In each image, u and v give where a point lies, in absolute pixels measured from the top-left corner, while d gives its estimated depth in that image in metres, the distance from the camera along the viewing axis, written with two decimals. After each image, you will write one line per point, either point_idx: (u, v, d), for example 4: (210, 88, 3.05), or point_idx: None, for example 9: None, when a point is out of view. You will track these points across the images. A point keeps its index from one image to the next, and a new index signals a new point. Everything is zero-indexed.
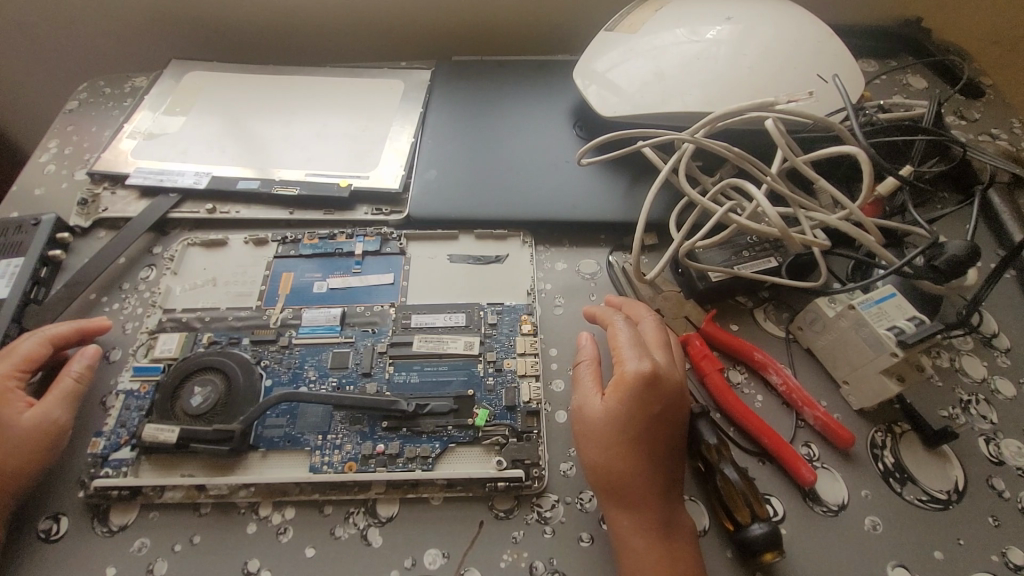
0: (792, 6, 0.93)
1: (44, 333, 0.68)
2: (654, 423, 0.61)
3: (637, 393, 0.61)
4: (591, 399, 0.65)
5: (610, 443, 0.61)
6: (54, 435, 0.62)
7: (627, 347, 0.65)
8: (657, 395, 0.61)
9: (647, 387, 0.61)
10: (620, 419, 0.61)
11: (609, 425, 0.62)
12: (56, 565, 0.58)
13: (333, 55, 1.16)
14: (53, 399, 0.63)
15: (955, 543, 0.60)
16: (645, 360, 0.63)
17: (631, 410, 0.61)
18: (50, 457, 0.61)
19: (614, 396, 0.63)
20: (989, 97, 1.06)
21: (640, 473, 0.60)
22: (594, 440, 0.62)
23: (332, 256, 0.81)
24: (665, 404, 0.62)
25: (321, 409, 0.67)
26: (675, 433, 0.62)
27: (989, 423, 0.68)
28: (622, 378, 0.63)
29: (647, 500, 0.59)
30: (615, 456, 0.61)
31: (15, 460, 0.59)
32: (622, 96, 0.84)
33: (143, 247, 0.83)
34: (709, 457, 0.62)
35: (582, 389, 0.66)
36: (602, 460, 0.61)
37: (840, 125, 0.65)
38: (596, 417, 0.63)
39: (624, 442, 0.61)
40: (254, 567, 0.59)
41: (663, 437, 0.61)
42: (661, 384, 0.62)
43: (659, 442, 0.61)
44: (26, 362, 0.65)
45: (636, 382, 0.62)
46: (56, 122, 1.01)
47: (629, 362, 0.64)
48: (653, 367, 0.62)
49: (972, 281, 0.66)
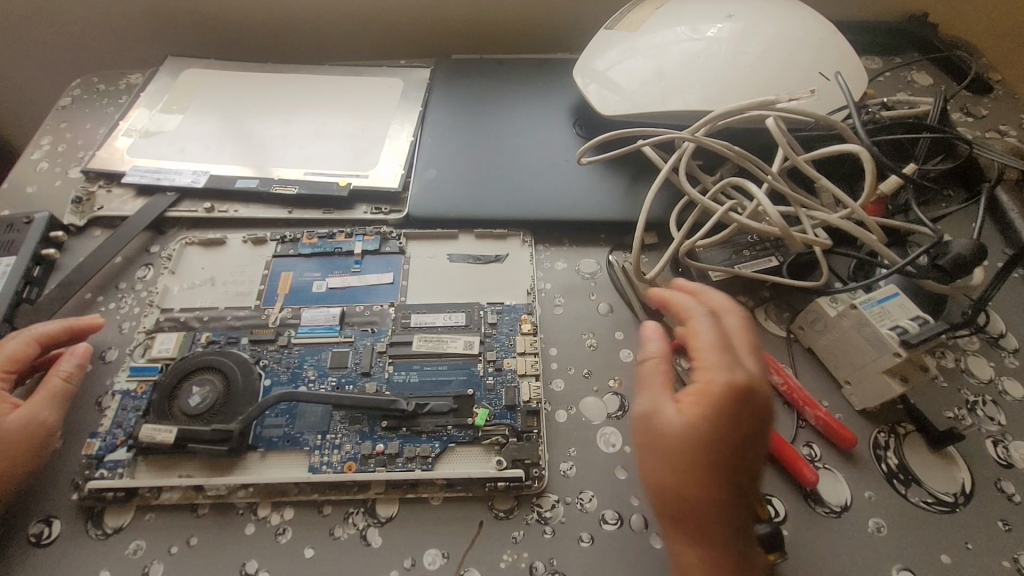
0: (795, 3, 0.92)
1: (32, 332, 0.68)
2: (741, 444, 0.52)
3: (724, 408, 0.52)
4: (662, 406, 0.56)
5: (685, 464, 0.52)
6: (43, 436, 0.62)
7: (714, 350, 0.56)
8: (748, 412, 0.52)
9: (738, 405, 0.52)
10: (699, 435, 0.52)
11: (683, 440, 0.53)
12: (45, 569, 0.59)
13: (332, 54, 1.16)
14: (41, 400, 0.64)
15: (962, 546, 0.59)
16: (736, 370, 0.54)
17: (714, 426, 0.52)
18: (38, 457, 0.62)
19: (692, 405, 0.54)
20: (996, 93, 1.04)
21: (717, 501, 0.51)
22: (665, 457, 0.54)
23: (331, 256, 0.81)
24: (756, 422, 0.53)
25: (320, 409, 0.67)
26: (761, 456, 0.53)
27: (997, 425, 0.68)
28: (706, 387, 0.54)
29: (720, 531, 0.51)
30: (692, 478, 0.52)
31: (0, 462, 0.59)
32: (622, 95, 0.84)
33: (140, 247, 0.84)
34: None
35: (649, 392, 0.58)
36: (672, 481, 0.53)
37: (842, 123, 0.65)
38: (667, 428, 0.54)
39: (705, 465, 0.52)
40: (252, 569, 0.59)
41: (749, 460, 0.52)
42: (754, 401, 0.53)
43: (744, 467, 0.52)
44: (13, 362, 0.65)
45: (723, 395, 0.53)
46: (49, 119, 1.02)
47: (716, 370, 0.54)
48: (745, 381, 0.53)
49: (978, 281, 0.66)
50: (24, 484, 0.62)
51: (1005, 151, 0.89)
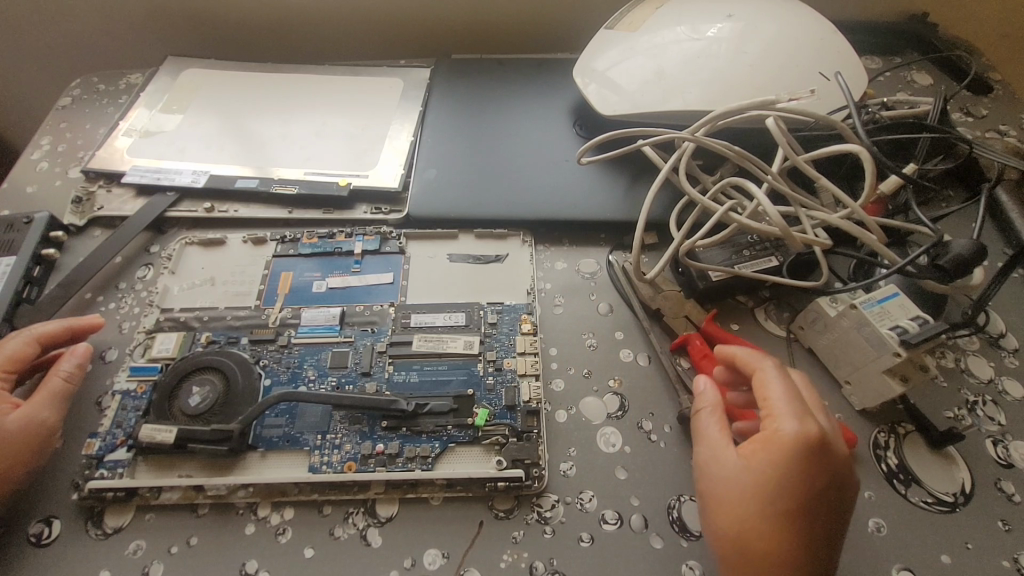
0: (795, 3, 0.92)
1: (32, 332, 0.68)
2: (811, 496, 0.54)
3: (797, 459, 0.54)
4: (725, 453, 0.58)
5: (754, 511, 0.54)
6: (43, 436, 0.62)
7: (785, 399, 0.57)
8: (819, 463, 0.54)
9: (808, 455, 0.54)
10: (767, 483, 0.54)
11: (751, 488, 0.55)
12: (44, 569, 0.59)
13: (332, 53, 1.16)
14: (40, 399, 0.64)
15: (962, 546, 0.59)
16: (808, 422, 0.55)
17: (785, 476, 0.54)
18: (38, 457, 0.62)
19: (757, 454, 0.56)
20: (996, 93, 1.04)
21: (783, 551, 0.53)
22: (730, 504, 0.55)
23: (331, 256, 0.81)
24: (824, 474, 0.54)
25: (320, 409, 0.67)
26: (830, 509, 0.54)
27: (997, 425, 0.68)
28: (773, 435, 0.55)
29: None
30: (761, 528, 0.54)
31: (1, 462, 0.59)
32: (622, 95, 0.84)
33: (140, 247, 0.84)
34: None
35: (707, 438, 0.59)
36: (737, 529, 0.54)
37: (842, 123, 0.65)
38: (733, 475, 0.56)
39: (774, 514, 0.54)
40: (252, 569, 0.59)
41: (816, 511, 0.54)
42: (823, 451, 0.54)
43: (813, 518, 0.54)
44: (13, 362, 0.65)
45: (796, 446, 0.54)
46: (50, 119, 1.02)
47: (783, 420, 0.56)
48: (816, 433, 0.54)
49: (979, 281, 0.66)
50: (24, 484, 0.62)
51: (1005, 151, 0.89)
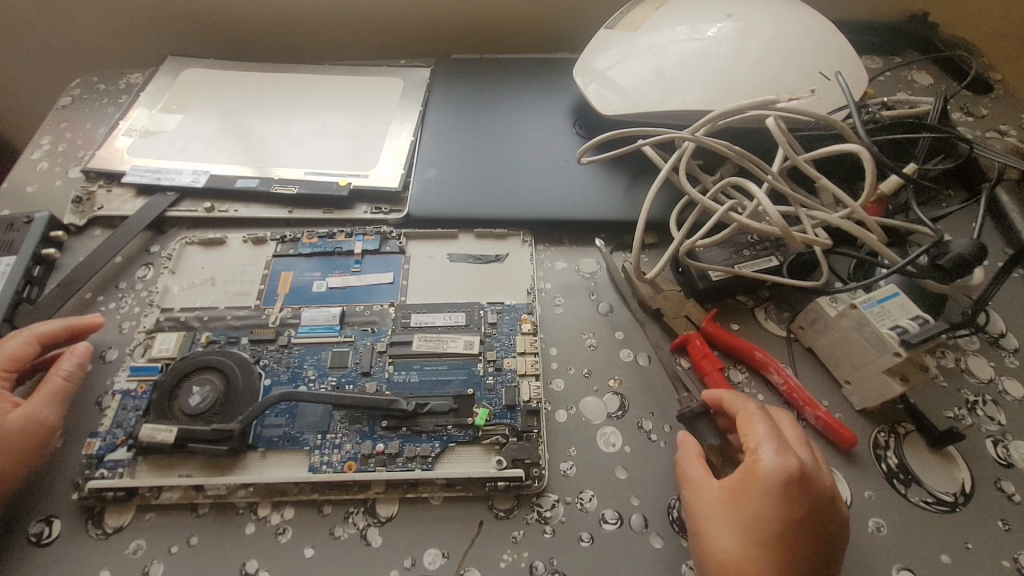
0: (795, 3, 0.92)
1: (32, 332, 0.68)
2: (792, 535, 0.53)
3: (776, 494, 0.53)
4: (706, 493, 0.57)
5: (735, 550, 0.54)
6: (42, 435, 0.62)
7: (764, 435, 0.57)
8: (799, 497, 0.53)
9: (787, 486, 0.53)
10: (747, 521, 0.54)
11: (731, 525, 0.55)
12: (44, 569, 0.59)
13: (331, 52, 1.16)
14: (41, 399, 0.63)
15: (962, 546, 0.59)
16: (787, 455, 0.55)
17: (765, 513, 0.54)
18: (38, 457, 0.62)
19: (739, 488, 0.56)
20: (996, 92, 1.04)
21: None
22: (712, 543, 0.55)
23: (332, 255, 0.81)
24: (808, 511, 0.53)
25: (320, 409, 0.67)
26: (817, 549, 0.53)
27: (997, 425, 0.68)
28: (753, 469, 0.56)
29: None
30: (741, 564, 0.53)
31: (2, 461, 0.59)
32: (623, 95, 0.84)
33: (139, 247, 0.84)
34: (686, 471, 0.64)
35: (690, 482, 0.59)
36: (717, 566, 0.54)
37: (843, 122, 0.64)
38: (714, 513, 0.56)
39: (756, 552, 0.53)
40: (252, 568, 0.59)
41: (799, 550, 0.53)
42: (802, 484, 0.54)
43: (796, 558, 0.52)
44: (14, 361, 0.65)
45: (774, 481, 0.54)
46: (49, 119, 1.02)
47: (762, 453, 0.56)
48: (795, 465, 0.54)
49: (978, 280, 0.66)
50: (24, 483, 0.62)
51: (1006, 151, 0.89)
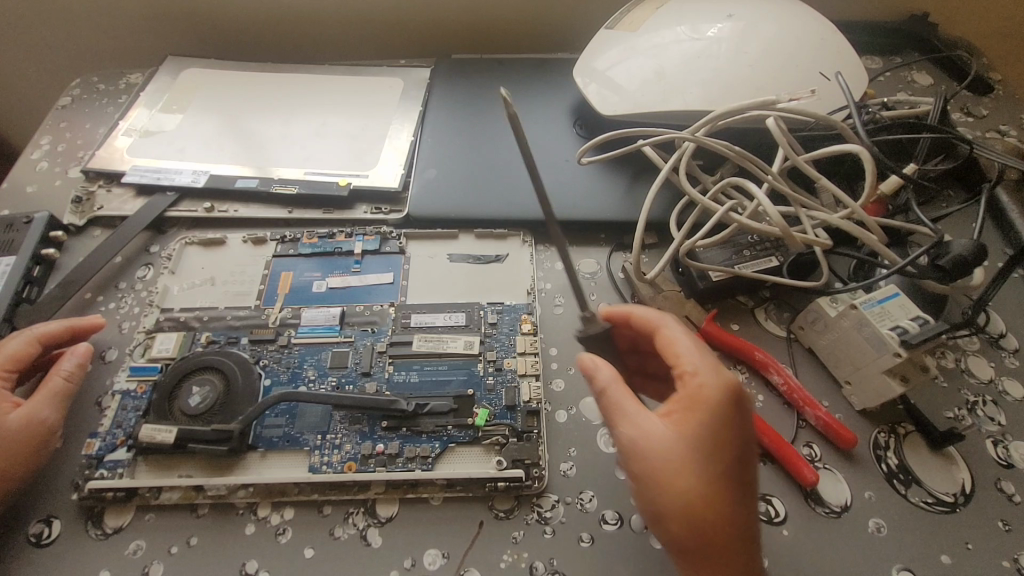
0: (795, 3, 0.92)
1: (33, 332, 0.68)
2: (738, 453, 0.54)
3: (725, 415, 0.53)
4: (648, 424, 0.55)
5: (690, 481, 0.53)
6: (43, 436, 0.62)
7: (701, 356, 0.57)
8: (741, 415, 0.54)
9: (733, 406, 0.54)
10: (702, 448, 0.53)
11: (683, 455, 0.53)
12: (43, 570, 0.59)
13: (331, 52, 1.16)
14: (41, 399, 0.63)
15: (963, 546, 0.59)
16: (727, 375, 0.55)
17: (714, 435, 0.53)
18: (38, 457, 0.62)
19: (688, 415, 0.55)
20: (996, 92, 1.04)
21: (720, 512, 0.52)
22: (664, 476, 0.53)
23: (331, 255, 0.81)
24: (749, 429, 0.55)
25: (320, 409, 0.67)
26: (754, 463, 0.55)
27: (997, 425, 0.68)
28: (697, 394, 0.55)
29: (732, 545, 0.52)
30: (700, 494, 0.52)
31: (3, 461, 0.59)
32: (623, 95, 0.84)
33: (139, 247, 0.84)
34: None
35: (627, 414, 0.56)
36: (675, 497, 0.53)
37: (843, 122, 0.64)
38: (661, 444, 0.54)
39: (710, 478, 0.53)
40: (252, 568, 0.59)
41: (745, 467, 0.54)
42: (742, 402, 0.55)
43: (744, 477, 0.54)
44: (14, 362, 0.65)
45: (725, 403, 0.53)
46: (49, 118, 1.02)
47: (705, 376, 0.55)
48: (736, 383, 0.55)
49: (979, 280, 0.66)
50: (24, 483, 0.62)
51: (1006, 151, 0.89)
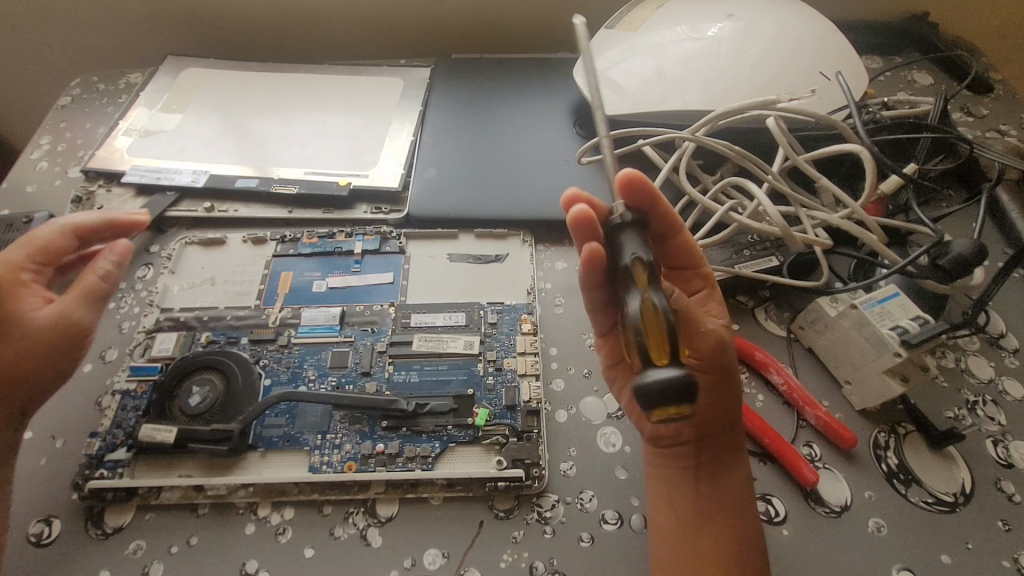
0: (795, 2, 0.92)
1: (69, 223, 0.66)
2: None
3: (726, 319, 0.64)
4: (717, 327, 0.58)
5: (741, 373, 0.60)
6: (74, 334, 0.61)
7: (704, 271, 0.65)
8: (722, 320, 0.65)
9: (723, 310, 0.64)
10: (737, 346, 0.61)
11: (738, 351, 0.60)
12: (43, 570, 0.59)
13: (330, 51, 1.16)
14: (74, 296, 0.61)
15: (963, 546, 0.59)
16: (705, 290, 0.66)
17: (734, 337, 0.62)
18: (69, 355, 0.60)
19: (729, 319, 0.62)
20: (996, 92, 1.04)
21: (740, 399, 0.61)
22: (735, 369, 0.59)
23: (331, 255, 0.81)
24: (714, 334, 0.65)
25: (321, 409, 0.67)
26: None
27: (997, 425, 0.67)
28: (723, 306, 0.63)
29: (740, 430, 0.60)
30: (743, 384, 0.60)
31: (33, 358, 0.58)
32: (623, 95, 0.83)
33: (139, 246, 0.83)
34: (634, 280, 0.47)
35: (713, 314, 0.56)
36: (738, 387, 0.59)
37: (843, 122, 0.64)
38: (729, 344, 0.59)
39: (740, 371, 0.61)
40: (252, 568, 0.59)
41: None
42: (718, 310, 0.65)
43: None
44: (47, 253, 0.64)
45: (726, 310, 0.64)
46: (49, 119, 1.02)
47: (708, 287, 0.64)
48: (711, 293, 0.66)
49: (978, 280, 0.66)
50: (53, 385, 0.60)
51: (1006, 151, 0.89)
